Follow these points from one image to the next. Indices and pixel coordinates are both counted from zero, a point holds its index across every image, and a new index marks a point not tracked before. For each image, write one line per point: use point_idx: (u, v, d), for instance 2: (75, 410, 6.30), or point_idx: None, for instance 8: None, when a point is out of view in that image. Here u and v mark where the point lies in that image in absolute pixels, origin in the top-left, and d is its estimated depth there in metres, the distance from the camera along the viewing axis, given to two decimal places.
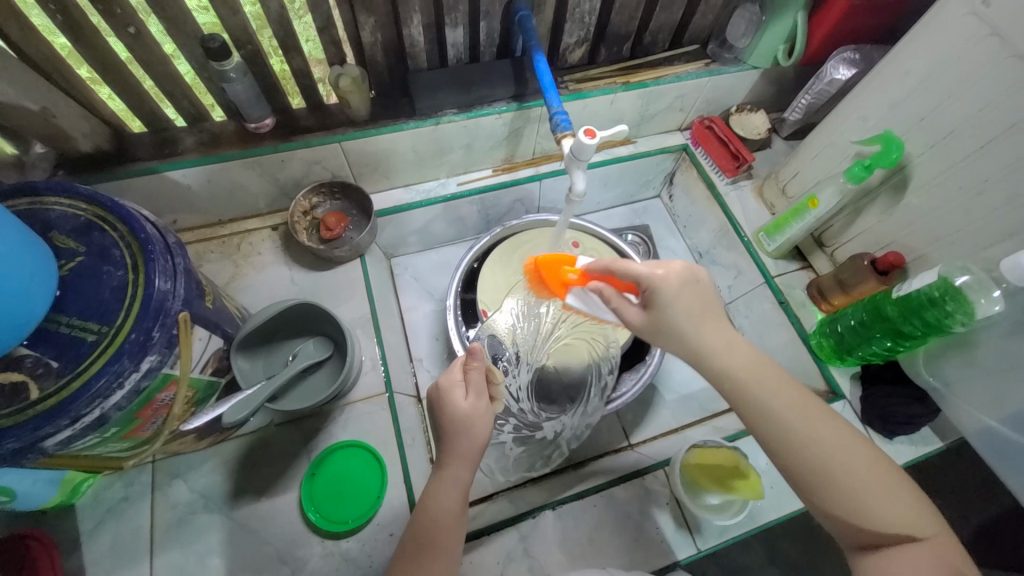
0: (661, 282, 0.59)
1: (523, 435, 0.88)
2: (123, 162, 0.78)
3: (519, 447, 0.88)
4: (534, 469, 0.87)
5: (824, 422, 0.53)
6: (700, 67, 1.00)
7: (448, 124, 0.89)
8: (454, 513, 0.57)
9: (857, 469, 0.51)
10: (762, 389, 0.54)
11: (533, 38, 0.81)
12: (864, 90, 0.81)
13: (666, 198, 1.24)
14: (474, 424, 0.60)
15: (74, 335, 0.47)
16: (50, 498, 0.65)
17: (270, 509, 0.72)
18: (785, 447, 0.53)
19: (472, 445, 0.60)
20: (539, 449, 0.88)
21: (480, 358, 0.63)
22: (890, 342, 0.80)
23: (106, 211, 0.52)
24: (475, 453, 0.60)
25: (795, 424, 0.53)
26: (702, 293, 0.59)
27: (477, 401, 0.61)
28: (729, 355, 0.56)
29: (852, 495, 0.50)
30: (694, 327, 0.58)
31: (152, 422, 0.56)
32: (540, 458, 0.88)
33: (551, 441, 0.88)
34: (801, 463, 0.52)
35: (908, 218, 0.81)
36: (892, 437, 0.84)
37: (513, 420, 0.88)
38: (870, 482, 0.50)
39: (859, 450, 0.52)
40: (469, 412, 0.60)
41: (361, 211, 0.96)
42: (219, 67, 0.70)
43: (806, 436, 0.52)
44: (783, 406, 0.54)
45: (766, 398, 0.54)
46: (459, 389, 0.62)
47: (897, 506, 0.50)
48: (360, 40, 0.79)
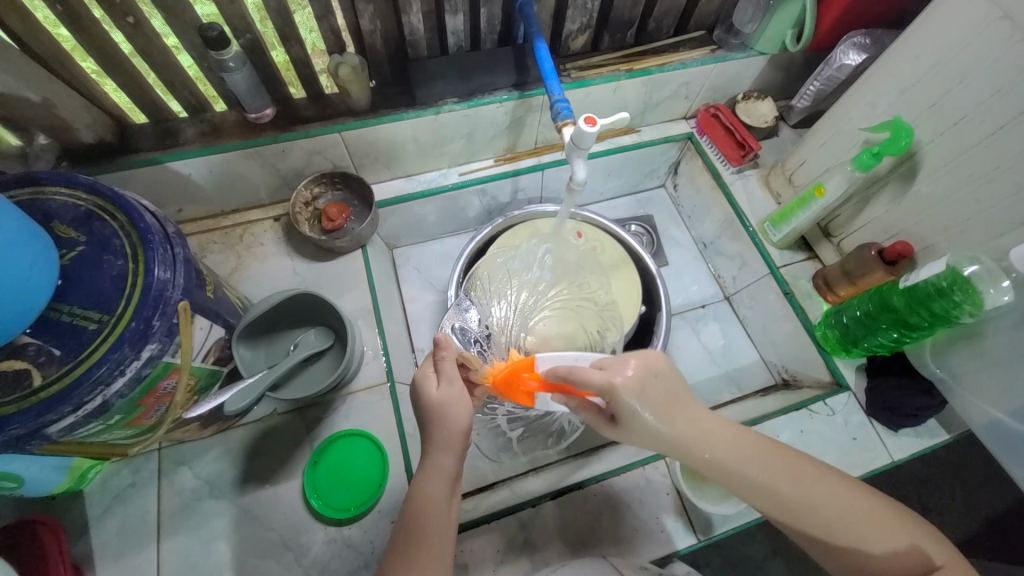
0: (622, 389, 0.57)
1: (519, 416, 0.88)
2: (126, 153, 0.79)
3: (518, 428, 0.90)
4: (540, 448, 0.90)
5: (814, 481, 0.54)
6: (705, 53, 0.98)
7: (448, 114, 0.89)
8: (444, 506, 0.57)
9: (842, 508, 0.53)
10: (743, 463, 0.56)
11: (535, 24, 0.80)
12: (873, 76, 0.79)
13: (670, 187, 1.23)
14: (451, 413, 0.61)
15: (76, 324, 0.48)
16: (58, 484, 0.66)
17: (274, 496, 0.73)
18: (781, 514, 0.55)
19: (450, 435, 0.60)
20: (540, 430, 0.90)
21: (449, 347, 0.63)
22: (896, 333, 0.79)
23: (106, 201, 0.53)
24: (457, 443, 0.61)
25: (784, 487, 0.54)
26: (664, 386, 0.59)
27: (450, 389, 0.61)
28: (706, 437, 0.57)
29: (852, 541, 0.52)
30: (666, 421, 0.58)
31: (155, 410, 0.57)
32: (544, 438, 0.91)
33: (550, 420, 0.89)
34: (809, 525, 0.54)
35: (917, 207, 0.79)
36: (897, 429, 0.83)
37: (509, 403, 0.86)
38: (870, 524, 0.52)
39: (852, 493, 0.54)
40: (443, 400, 0.61)
41: (362, 202, 0.96)
42: (218, 57, 0.70)
43: (801, 502, 0.54)
44: (765, 479, 0.55)
45: (750, 469, 0.56)
46: (433, 379, 0.63)
47: (898, 536, 0.51)
48: (359, 29, 0.79)
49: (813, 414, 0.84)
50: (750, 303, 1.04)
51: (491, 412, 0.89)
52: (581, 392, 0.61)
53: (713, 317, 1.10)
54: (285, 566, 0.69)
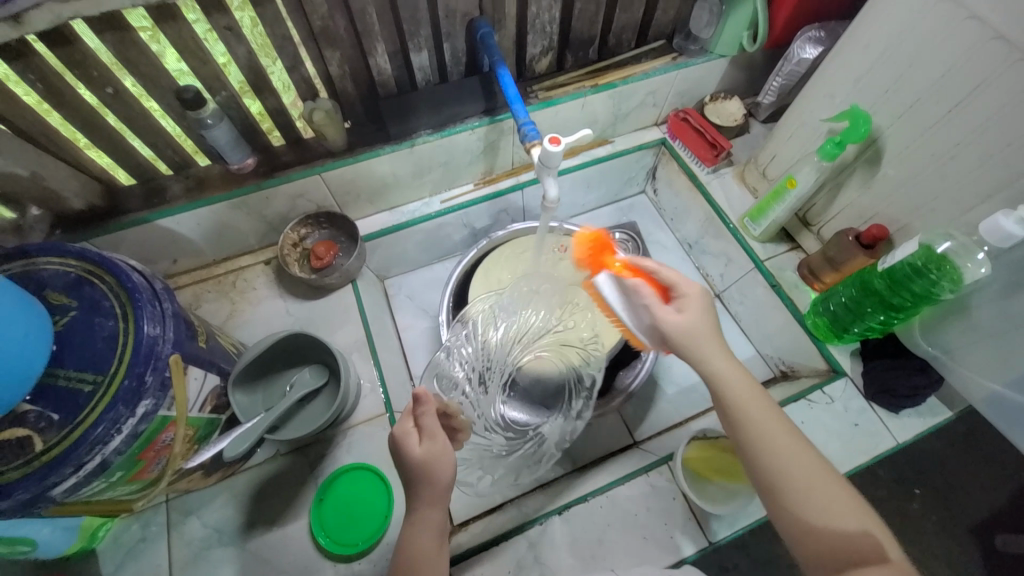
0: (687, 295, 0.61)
1: (506, 443, 0.85)
2: (117, 215, 0.82)
3: (505, 455, 0.85)
4: (518, 474, 0.87)
5: (820, 468, 0.52)
6: (667, 62, 1.02)
7: (423, 145, 0.92)
8: (430, 553, 0.58)
9: (807, 480, 0.51)
10: (746, 403, 0.55)
11: (496, 53, 0.83)
12: (829, 68, 0.81)
13: (651, 192, 1.25)
14: (434, 470, 0.58)
15: (72, 386, 0.49)
16: (69, 545, 0.67)
17: (282, 537, 0.74)
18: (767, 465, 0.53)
19: (437, 490, 0.58)
20: (528, 454, 0.86)
21: (428, 400, 0.59)
22: (882, 316, 0.79)
23: (95, 265, 0.55)
24: (443, 496, 0.59)
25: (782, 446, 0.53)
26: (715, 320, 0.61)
27: (431, 446, 0.58)
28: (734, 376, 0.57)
29: (826, 521, 0.49)
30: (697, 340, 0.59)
31: (156, 463, 0.58)
32: (519, 466, 0.87)
33: (540, 441, 0.86)
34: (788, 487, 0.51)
35: (886, 190, 0.81)
36: (898, 411, 0.83)
37: (499, 433, 0.85)
38: (843, 515, 0.49)
39: (831, 480, 0.51)
40: (426, 457, 0.58)
41: (349, 237, 0.98)
42: (197, 116, 0.73)
43: (783, 461, 0.52)
44: (771, 433, 0.54)
45: (762, 421, 0.54)
46: (413, 436, 0.60)
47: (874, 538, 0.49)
48: (329, 75, 0.82)
49: (811, 403, 0.84)
50: (740, 299, 1.05)
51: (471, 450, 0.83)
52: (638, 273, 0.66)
53: None
54: None
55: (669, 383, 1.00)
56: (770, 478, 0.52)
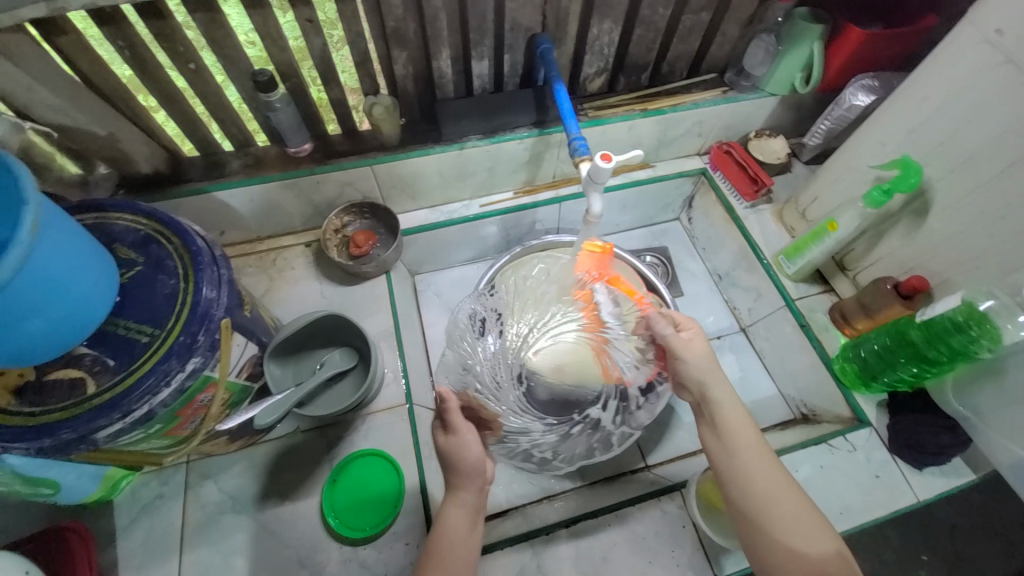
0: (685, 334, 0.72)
1: (547, 437, 0.82)
2: (177, 183, 0.86)
3: (549, 451, 0.84)
4: (560, 464, 0.85)
5: (808, 518, 0.57)
6: (717, 94, 1.03)
7: (472, 149, 0.95)
8: (462, 533, 0.60)
9: (785, 512, 0.58)
10: (736, 438, 0.63)
11: (554, 69, 0.86)
12: (882, 116, 0.82)
13: (685, 220, 1.25)
14: (464, 454, 0.62)
15: (130, 336, 0.52)
16: (91, 492, 0.70)
17: (293, 512, 0.75)
18: (753, 510, 0.59)
19: (466, 473, 0.62)
20: (575, 451, 0.84)
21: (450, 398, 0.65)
22: (915, 368, 0.78)
23: (163, 226, 0.58)
24: (476, 480, 0.62)
25: (769, 494, 0.59)
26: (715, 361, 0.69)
27: (462, 433, 0.63)
28: (734, 422, 0.64)
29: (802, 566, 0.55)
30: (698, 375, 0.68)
31: (190, 421, 0.60)
32: (565, 456, 0.85)
33: (588, 438, 0.83)
34: (771, 531, 0.57)
35: (930, 243, 0.80)
36: (922, 467, 0.82)
37: (534, 429, 0.81)
38: (814, 545, 0.56)
39: (806, 513, 0.58)
40: (452, 443, 0.63)
41: (388, 230, 1.01)
42: (267, 98, 0.77)
43: (765, 492, 0.59)
44: (766, 481, 0.60)
45: (753, 468, 0.61)
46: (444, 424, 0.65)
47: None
48: (392, 73, 0.86)
49: (832, 449, 0.83)
50: (766, 335, 1.05)
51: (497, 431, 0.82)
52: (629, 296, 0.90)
53: (728, 348, 1.10)
54: None
55: (686, 410, 0.99)
56: (758, 521, 0.58)
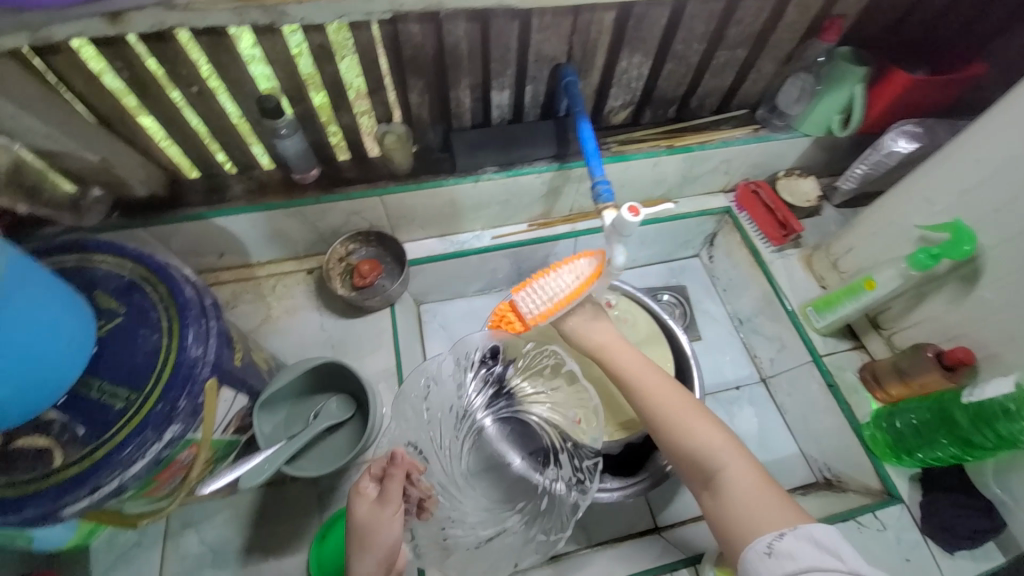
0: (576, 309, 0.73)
1: (518, 519, 0.71)
2: (175, 206, 0.81)
3: (531, 529, 0.70)
4: (548, 536, 0.69)
5: (694, 415, 0.63)
6: (749, 132, 0.98)
7: (487, 182, 0.90)
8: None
9: (676, 416, 0.64)
10: (629, 367, 0.69)
11: (579, 104, 0.81)
12: (930, 172, 0.76)
13: (705, 258, 1.20)
14: (372, 535, 0.56)
15: (104, 400, 0.47)
16: (69, 539, 0.65)
17: (278, 570, 0.70)
18: (663, 432, 0.64)
19: (371, 560, 0.55)
20: (554, 522, 0.71)
21: (401, 462, 0.58)
22: (955, 450, 0.72)
23: (149, 271, 0.53)
24: (381, 564, 0.55)
25: (672, 413, 0.64)
26: (601, 317, 0.74)
27: (376, 509, 0.56)
28: (628, 362, 0.70)
29: (712, 467, 0.59)
30: (590, 327, 0.72)
31: (170, 481, 0.55)
32: (545, 525, 0.70)
33: (558, 502, 0.71)
34: (680, 446, 0.62)
35: (978, 312, 0.74)
36: (953, 551, 0.76)
37: (499, 518, 0.71)
38: (703, 438, 0.61)
39: (693, 411, 0.64)
40: (369, 519, 0.56)
41: (394, 260, 0.96)
42: (273, 125, 0.73)
43: (656, 404, 0.65)
44: (656, 395, 0.66)
45: (653, 395, 0.66)
46: (363, 495, 0.58)
47: (749, 475, 0.57)
48: (407, 101, 0.81)
49: (862, 526, 0.77)
50: (788, 390, 0.99)
51: (461, 541, 0.69)
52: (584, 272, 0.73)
53: (748, 401, 1.03)
54: None
55: None
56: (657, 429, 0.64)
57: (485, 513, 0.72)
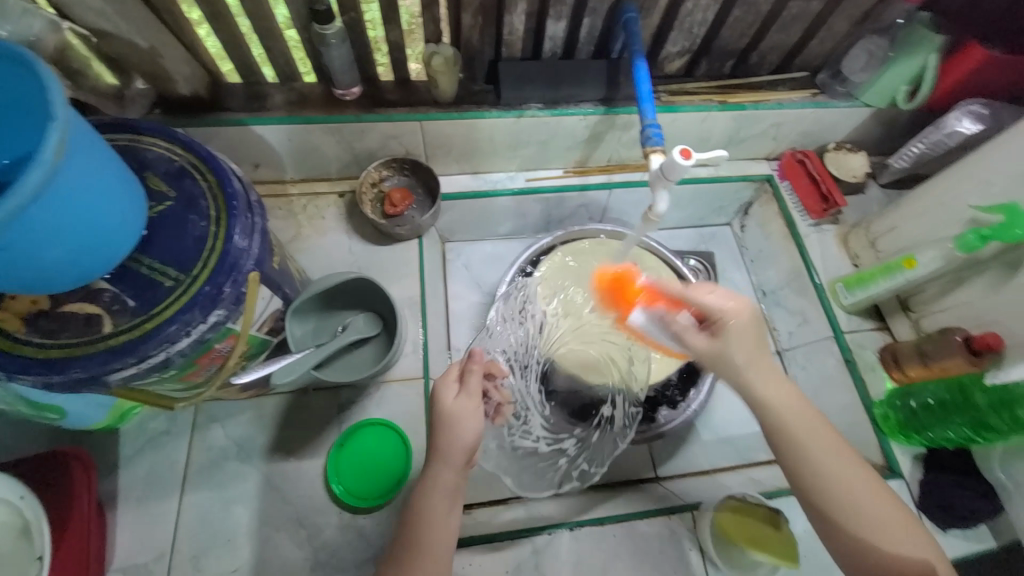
0: (729, 315, 0.58)
1: (570, 443, 0.80)
2: (215, 109, 0.80)
3: (580, 456, 0.80)
4: (590, 466, 0.80)
5: (885, 506, 0.56)
6: (806, 96, 0.93)
7: (530, 118, 0.87)
8: (440, 517, 0.57)
9: (866, 510, 0.55)
10: (810, 440, 0.57)
11: (638, 42, 0.77)
12: (996, 151, 0.73)
13: (737, 227, 1.17)
14: (458, 427, 0.57)
15: (153, 277, 0.48)
16: (98, 419, 0.68)
17: (297, 470, 0.74)
18: (825, 491, 0.56)
19: (452, 449, 0.57)
20: (600, 454, 0.81)
21: (479, 361, 0.60)
22: (968, 430, 0.73)
23: (199, 160, 0.53)
24: (460, 456, 0.57)
25: (826, 461, 0.56)
26: (755, 329, 0.59)
27: (464, 402, 0.58)
28: (780, 392, 0.58)
29: (864, 528, 0.55)
30: (750, 364, 0.58)
31: (207, 369, 0.57)
32: (590, 456, 0.81)
33: (608, 440, 0.82)
34: (832, 500, 0.56)
35: (1017, 300, 0.73)
36: (946, 528, 0.78)
37: (553, 439, 0.79)
38: (897, 533, 0.54)
39: (882, 502, 0.56)
40: (456, 412, 0.58)
41: (426, 192, 0.95)
42: (321, 30, 0.70)
43: (843, 492, 0.56)
44: (842, 479, 0.56)
45: (807, 438, 0.57)
46: (451, 387, 0.60)
47: (908, 537, 0.55)
48: (459, 21, 0.78)
49: None
50: (803, 364, 0.99)
51: (518, 451, 0.78)
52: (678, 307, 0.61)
53: None
54: (297, 542, 0.70)
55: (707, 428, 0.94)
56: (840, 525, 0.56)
57: (546, 432, 0.80)
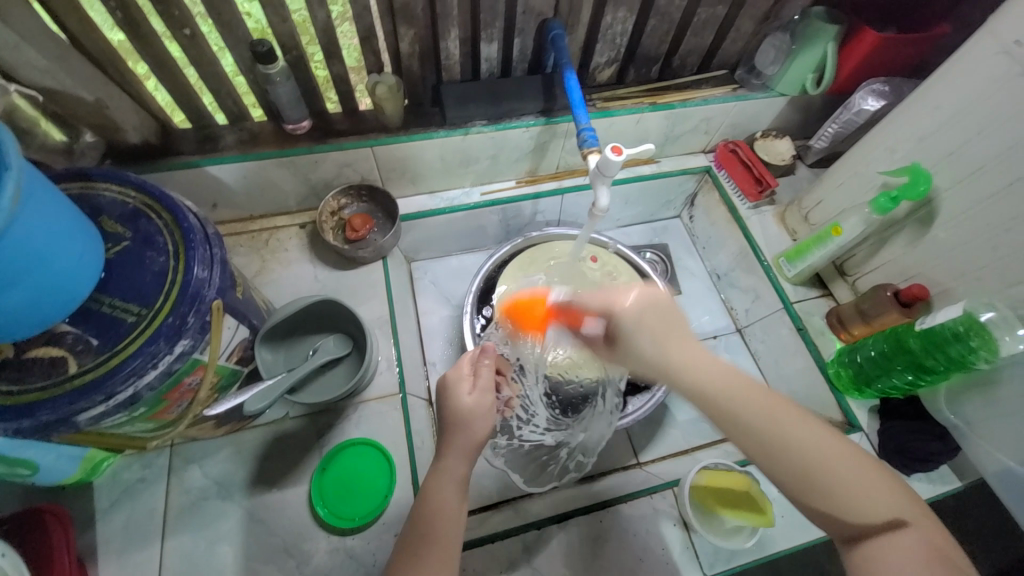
0: (624, 312, 0.63)
1: (561, 436, 0.85)
2: (167, 155, 0.82)
3: (571, 447, 0.85)
4: (583, 458, 0.85)
5: (835, 459, 0.52)
6: (727, 92, 1.02)
7: (476, 135, 0.92)
8: (453, 509, 0.55)
9: (815, 460, 0.52)
10: (739, 406, 0.54)
11: (565, 56, 0.84)
12: (893, 122, 0.81)
13: (686, 218, 1.25)
14: (476, 420, 0.60)
15: (115, 315, 0.49)
16: (70, 474, 0.67)
17: (281, 500, 0.73)
18: (765, 451, 0.53)
19: (474, 442, 0.59)
20: (590, 447, 0.85)
21: (492, 357, 0.66)
22: (910, 375, 0.79)
23: (153, 200, 0.55)
24: (473, 449, 0.59)
25: (768, 428, 0.53)
26: (662, 316, 0.62)
27: (482, 397, 0.61)
28: (700, 367, 0.57)
29: (833, 491, 0.51)
30: (658, 348, 0.60)
31: (177, 405, 0.57)
32: (584, 448, 0.86)
33: (597, 434, 0.86)
34: (790, 466, 0.52)
35: (933, 252, 0.81)
36: (910, 474, 0.83)
37: (545, 431, 0.84)
38: (853, 488, 0.51)
39: (833, 451, 0.52)
40: (475, 407, 0.60)
41: (386, 214, 0.98)
42: (266, 70, 0.74)
43: (785, 450, 0.52)
44: (782, 440, 0.53)
45: (740, 408, 0.54)
46: (466, 382, 0.62)
47: (874, 494, 0.50)
48: (398, 51, 0.83)
49: None
50: (762, 337, 1.05)
51: (525, 445, 0.84)
52: (589, 316, 0.69)
53: (724, 348, 1.10)
54: (287, 573, 0.69)
55: (680, 409, 0.98)
56: (795, 486, 0.52)
57: (546, 424, 0.85)
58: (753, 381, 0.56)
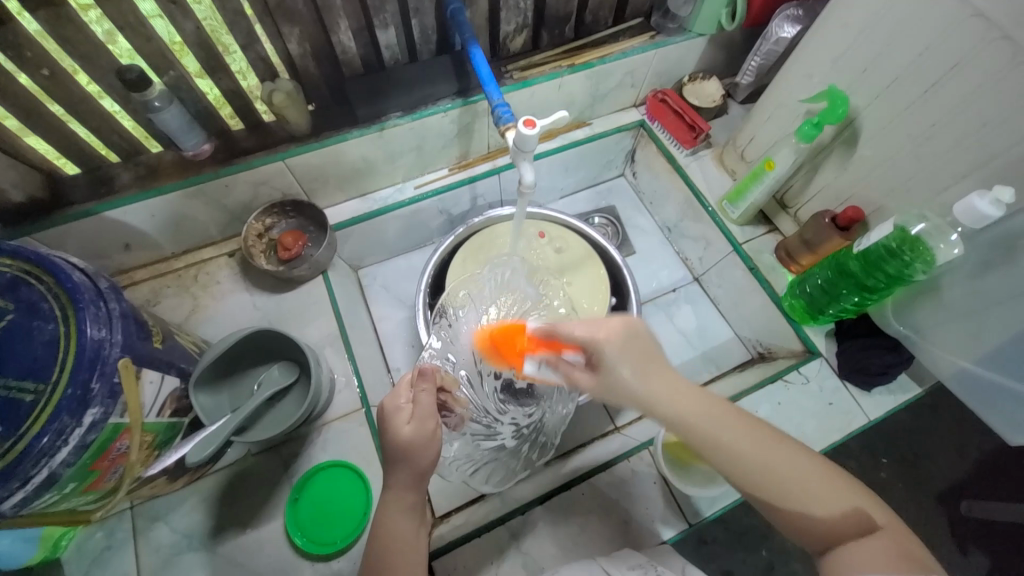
0: (604, 342, 0.58)
1: (523, 429, 0.82)
2: (61, 207, 0.76)
3: (530, 440, 0.83)
4: (537, 452, 0.83)
5: (799, 468, 0.52)
6: (645, 40, 0.98)
7: (393, 128, 0.87)
8: (412, 536, 0.57)
9: (781, 470, 0.52)
10: (708, 421, 0.54)
11: (468, 30, 0.79)
12: (807, 47, 0.80)
13: (630, 175, 1.23)
14: (417, 456, 0.56)
15: (11, 396, 0.45)
16: (29, 556, 0.63)
17: (256, 540, 0.72)
18: (735, 471, 0.53)
19: (417, 475, 0.57)
20: (546, 436, 0.84)
21: (433, 379, 0.59)
22: (857, 296, 0.80)
23: (31, 264, 0.51)
24: (418, 483, 0.57)
25: (743, 446, 0.53)
26: (643, 343, 0.59)
27: (422, 427, 0.56)
28: (675, 396, 0.56)
29: (794, 503, 0.52)
30: (640, 377, 0.57)
31: (112, 472, 0.55)
32: (543, 437, 0.83)
33: (550, 422, 0.84)
34: (755, 482, 0.52)
35: (863, 170, 0.81)
36: (870, 389, 0.85)
37: (504, 430, 0.81)
38: (825, 497, 0.51)
39: (798, 464, 0.53)
40: (415, 440, 0.56)
41: (318, 226, 0.94)
42: (143, 97, 0.68)
43: (756, 460, 0.53)
44: (751, 454, 0.53)
45: (717, 435, 0.54)
46: (404, 414, 0.57)
47: (840, 498, 0.51)
48: (288, 53, 0.77)
49: (788, 384, 0.85)
50: (718, 282, 1.06)
51: (484, 450, 0.80)
52: (564, 346, 0.63)
53: (684, 300, 1.11)
54: None
55: None
56: (768, 496, 0.52)
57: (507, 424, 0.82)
58: (725, 403, 0.56)
